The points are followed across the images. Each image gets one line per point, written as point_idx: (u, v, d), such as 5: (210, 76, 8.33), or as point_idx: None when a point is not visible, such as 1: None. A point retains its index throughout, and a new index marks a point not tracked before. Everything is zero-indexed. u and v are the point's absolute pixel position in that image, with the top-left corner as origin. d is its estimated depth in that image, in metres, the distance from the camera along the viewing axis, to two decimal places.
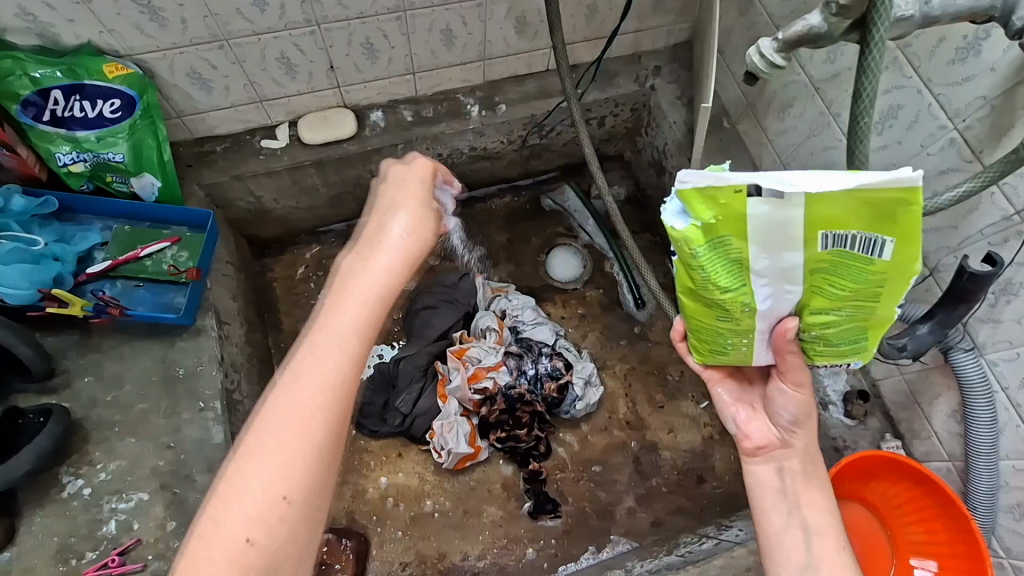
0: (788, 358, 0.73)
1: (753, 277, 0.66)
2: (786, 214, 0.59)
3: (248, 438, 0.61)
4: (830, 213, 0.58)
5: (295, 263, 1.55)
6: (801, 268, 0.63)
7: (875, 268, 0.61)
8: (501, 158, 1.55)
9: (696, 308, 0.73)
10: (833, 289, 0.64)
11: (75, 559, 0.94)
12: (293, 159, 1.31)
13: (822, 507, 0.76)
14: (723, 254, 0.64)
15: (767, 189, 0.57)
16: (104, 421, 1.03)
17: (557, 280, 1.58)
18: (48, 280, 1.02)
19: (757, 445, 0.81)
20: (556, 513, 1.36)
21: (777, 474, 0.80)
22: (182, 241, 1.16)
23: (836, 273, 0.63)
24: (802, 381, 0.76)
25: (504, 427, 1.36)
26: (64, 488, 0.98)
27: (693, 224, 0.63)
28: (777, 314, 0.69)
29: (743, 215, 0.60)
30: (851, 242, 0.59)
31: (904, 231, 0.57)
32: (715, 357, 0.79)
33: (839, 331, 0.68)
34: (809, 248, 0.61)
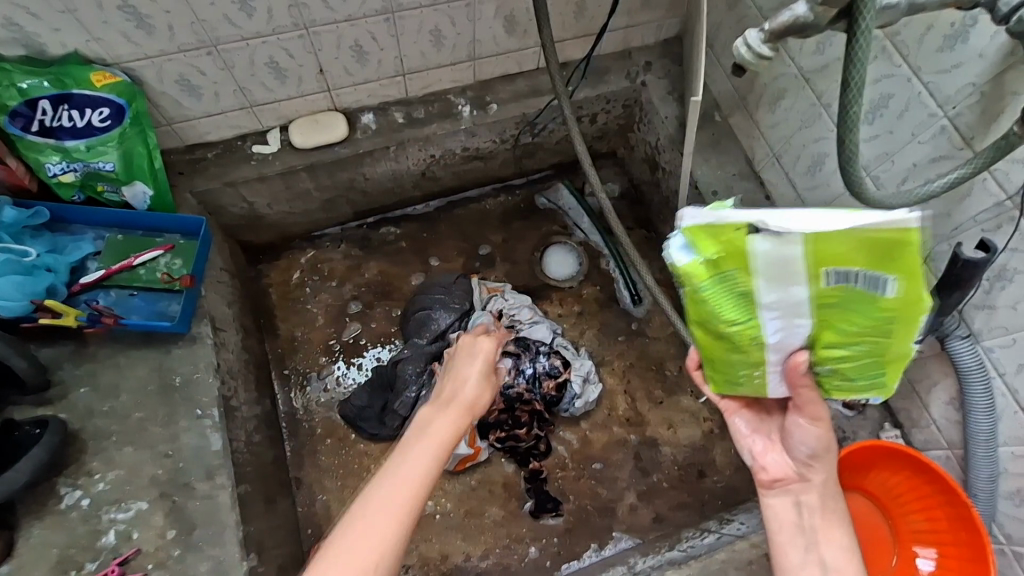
0: (804, 392, 0.72)
1: (761, 311, 0.65)
2: (786, 251, 0.59)
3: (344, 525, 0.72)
4: (833, 252, 0.57)
5: (290, 268, 1.55)
6: (812, 304, 0.63)
7: (884, 307, 0.60)
8: (494, 158, 1.55)
9: (708, 341, 0.73)
10: (845, 324, 0.64)
11: (75, 570, 0.94)
12: (285, 164, 1.30)
13: (840, 542, 0.76)
14: (730, 289, 0.65)
15: (771, 227, 0.58)
16: (101, 431, 1.03)
17: (553, 277, 1.58)
18: (40, 291, 1.01)
19: (772, 478, 0.81)
20: (557, 511, 1.36)
21: (794, 508, 0.79)
22: (176, 249, 1.16)
23: (847, 308, 0.62)
24: (820, 416, 0.75)
25: (503, 426, 1.36)
26: (62, 499, 0.98)
27: (697, 260, 0.64)
28: (788, 348, 0.69)
29: (745, 253, 0.60)
30: (855, 280, 0.59)
31: (906, 269, 0.56)
32: (731, 388, 0.79)
33: (855, 364, 0.67)
34: (815, 285, 0.61)
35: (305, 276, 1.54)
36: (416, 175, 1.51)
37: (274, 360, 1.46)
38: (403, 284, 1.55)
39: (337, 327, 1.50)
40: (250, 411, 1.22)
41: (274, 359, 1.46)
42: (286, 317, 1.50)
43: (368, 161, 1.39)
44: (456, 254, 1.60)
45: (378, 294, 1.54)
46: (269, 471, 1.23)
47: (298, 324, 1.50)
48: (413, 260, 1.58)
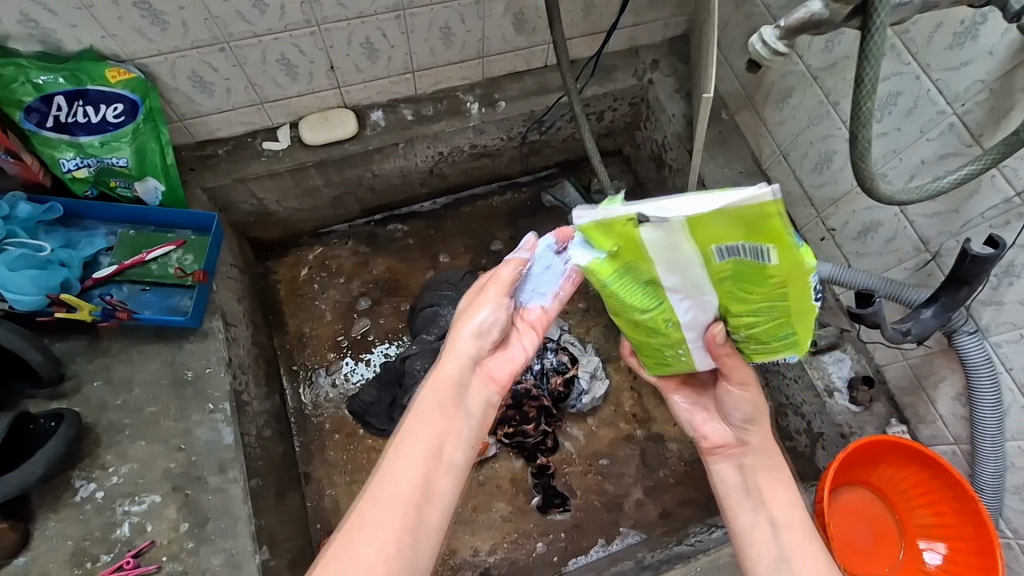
0: (726, 360, 0.75)
1: (665, 295, 0.69)
2: (665, 238, 0.61)
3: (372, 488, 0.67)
4: (707, 233, 0.58)
5: (298, 264, 1.56)
6: (707, 280, 0.65)
7: (771, 274, 0.60)
8: (502, 155, 1.56)
9: (633, 329, 0.79)
10: (742, 295, 0.64)
11: (90, 562, 0.94)
12: (295, 161, 1.31)
13: (785, 499, 0.76)
14: (635, 278, 0.69)
15: (652, 217, 0.60)
16: (115, 425, 1.03)
17: None
18: (55, 285, 1.02)
19: (714, 445, 0.83)
20: (564, 506, 1.37)
21: (738, 471, 0.80)
22: (187, 244, 1.16)
23: (740, 280, 0.63)
24: (747, 380, 0.78)
25: (511, 422, 1.37)
26: (77, 492, 0.98)
27: (596, 257, 0.69)
28: (700, 323, 0.71)
29: (637, 242, 0.63)
30: (742, 253, 0.59)
31: (779, 239, 0.55)
32: (664, 368, 0.84)
33: (765, 330, 0.68)
34: (707, 263, 0.62)
35: (313, 273, 1.55)
36: (424, 172, 1.51)
37: (282, 356, 1.47)
38: (411, 280, 1.56)
39: (345, 323, 1.51)
40: (260, 405, 1.23)
41: (282, 355, 1.47)
42: (295, 313, 1.51)
43: (377, 157, 1.40)
44: (463, 251, 1.61)
45: (386, 290, 1.55)
46: (279, 466, 1.24)
47: (307, 320, 1.51)
48: (420, 256, 1.59)
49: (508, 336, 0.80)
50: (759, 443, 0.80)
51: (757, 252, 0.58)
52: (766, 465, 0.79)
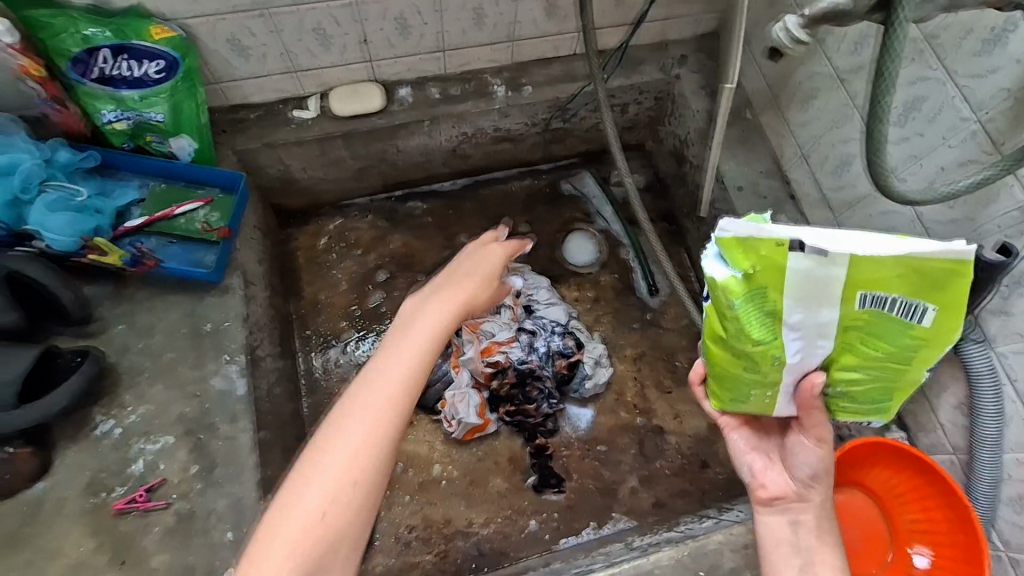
0: (812, 414, 0.78)
1: (786, 330, 0.71)
2: (830, 270, 0.66)
3: (335, 418, 0.73)
4: (875, 276, 0.66)
5: (318, 233, 1.60)
6: (837, 324, 0.71)
7: (913, 332, 0.70)
8: (524, 140, 1.59)
9: (724, 358, 0.77)
10: (867, 348, 0.72)
11: (105, 493, 0.99)
12: (321, 130, 1.35)
13: (833, 565, 0.80)
14: (759, 305, 0.70)
15: (812, 245, 0.64)
16: (136, 367, 1.08)
17: (574, 263, 1.63)
18: (88, 230, 1.05)
19: (772, 495, 0.85)
20: (559, 487, 1.40)
21: (790, 526, 0.84)
22: (214, 202, 1.20)
23: (871, 331, 0.71)
24: (824, 437, 0.81)
25: (514, 401, 1.39)
26: (96, 427, 1.02)
27: (732, 274, 0.68)
28: (802, 369, 0.75)
29: (782, 267, 0.66)
30: (892, 306, 0.68)
31: (943, 300, 0.67)
32: (735, 406, 0.83)
33: (865, 388, 0.76)
34: (848, 307, 0.69)
35: (332, 243, 1.59)
36: (447, 151, 1.55)
37: (297, 321, 1.52)
38: (425, 257, 1.60)
39: (360, 293, 1.55)
40: (273, 363, 1.28)
41: (297, 320, 1.52)
42: (312, 280, 1.56)
43: (402, 133, 1.43)
44: (479, 233, 1.64)
45: (400, 265, 1.58)
46: (287, 423, 1.29)
47: (322, 288, 1.55)
48: (437, 235, 1.63)
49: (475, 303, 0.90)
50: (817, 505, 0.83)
51: (917, 305, 0.67)
52: (817, 524, 0.83)
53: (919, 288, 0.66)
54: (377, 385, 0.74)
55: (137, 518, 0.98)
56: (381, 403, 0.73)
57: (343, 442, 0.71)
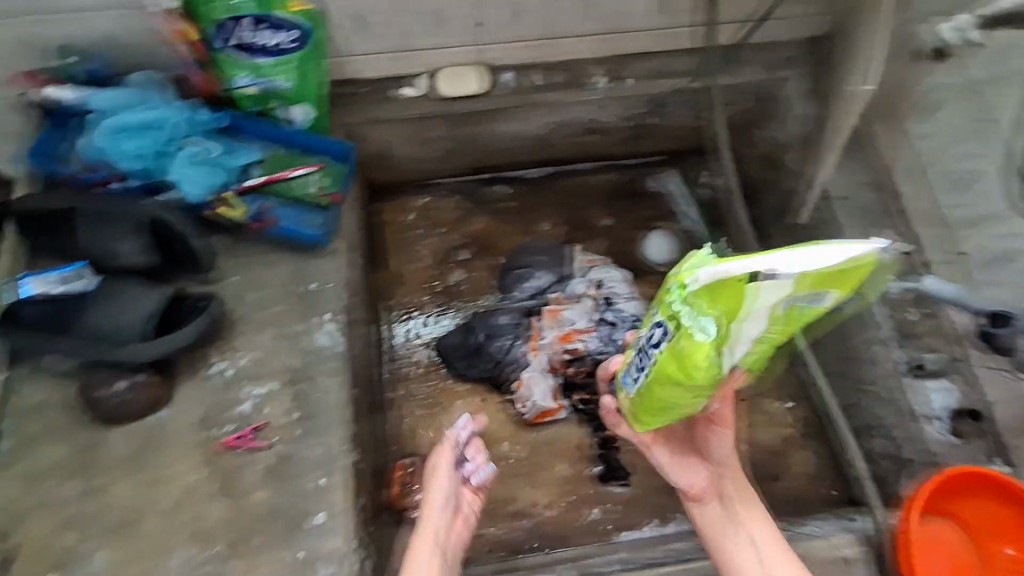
0: (725, 392, 0.83)
1: (738, 351, 0.69)
2: (781, 292, 0.64)
3: (410, 555, 1.01)
4: (818, 281, 0.63)
5: (406, 209, 1.64)
6: (772, 330, 0.69)
7: (813, 316, 0.68)
8: (612, 133, 1.57)
9: (679, 396, 0.75)
10: (790, 335, 0.71)
11: (215, 428, 1.06)
12: (424, 110, 1.39)
13: (762, 524, 0.97)
14: (719, 337, 0.67)
15: (769, 274, 0.62)
16: (246, 317, 1.15)
17: (653, 260, 1.61)
18: (219, 184, 1.15)
19: (698, 492, 1.00)
20: (624, 480, 1.40)
21: (720, 507, 0.99)
22: (325, 169, 1.27)
23: (800, 324, 0.69)
24: (727, 421, 0.94)
25: (588, 389, 1.41)
26: (210, 367, 1.10)
27: (713, 317, 0.67)
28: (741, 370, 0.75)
29: (750, 297, 0.64)
30: (810, 301, 0.66)
31: (852, 287, 0.65)
32: (671, 421, 0.83)
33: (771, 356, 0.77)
34: (776, 312, 0.66)
35: (418, 219, 1.64)
36: (536, 139, 1.54)
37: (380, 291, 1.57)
38: (506, 241, 1.62)
39: (442, 270, 1.59)
40: (363, 327, 1.33)
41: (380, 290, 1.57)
42: (398, 253, 1.61)
43: (498, 118, 1.46)
44: (561, 222, 1.65)
45: (482, 247, 1.62)
46: (370, 386, 1.34)
47: (406, 261, 1.60)
48: (519, 221, 1.65)
49: (473, 457, 1.12)
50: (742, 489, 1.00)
51: (819, 302, 0.66)
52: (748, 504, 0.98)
53: (835, 290, 0.65)
54: (431, 519, 1.03)
55: (242, 455, 1.05)
56: (434, 546, 1.02)
57: (419, 567, 0.99)
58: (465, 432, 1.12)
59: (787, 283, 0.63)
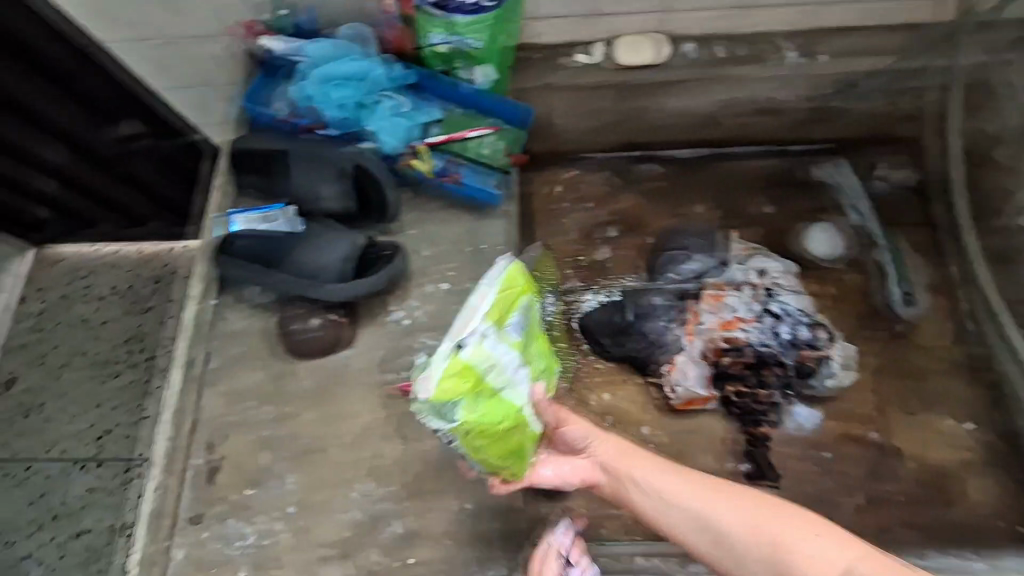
0: (547, 410, 0.94)
1: (514, 399, 0.88)
2: (497, 343, 0.85)
3: None
4: (499, 315, 0.87)
5: (552, 181, 1.59)
6: (524, 364, 0.91)
7: (530, 327, 0.96)
8: (784, 115, 1.48)
9: (507, 454, 0.91)
10: (531, 354, 0.96)
11: (393, 373, 1.10)
12: (598, 78, 1.36)
13: (673, 479, 0.86)
14: (497, 403, 0.87)
15: (482, 330, 0.84)
16: (424, 270, 1.18)
17: (814, 254, 1.49)
18: (409, 137, 1.19)
19: (573, 484, 0.93)
20: (774, 482, 1.32)
21: (590, 464, 0.92)
22: (500, 132, 1.27)
23: (524, 350, 0.93)
24: (558, 412, 0.95)
25: (745, 382, 1.33)
26: (390, 314, 1.14)
27: (461, 400, 0.84)
28: (535, 398, 0.93)
29: (474, 366, 0.82)
30: (519, 322, 0.91)
31: (529, 290, 0.94)
32: (527, 469, 0.95)
33: (535, 354, 0.99)
34: (512, 343, 0.87)
35: (565, 192, 1.58)
36: (704, 117, 1.48)
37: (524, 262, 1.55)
38: (655, 223, 1.54)
39: (587, 245, 1.55)
40: None
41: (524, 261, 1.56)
42: (544, 225, 1.55)
43: (672, 91, 1.41)
44: (716, 206, 1.57)
45: (630, 225, 1.56)
46: None
47: (552, 234, 1.55)
48: (670, 203, 1.56)
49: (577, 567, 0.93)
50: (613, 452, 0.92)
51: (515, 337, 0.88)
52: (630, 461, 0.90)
53: (500, 327, 0.87)
54: None
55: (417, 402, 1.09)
56: None
57: None
58: (560, 538, 0.95)
59: (488, 336, 0.84)
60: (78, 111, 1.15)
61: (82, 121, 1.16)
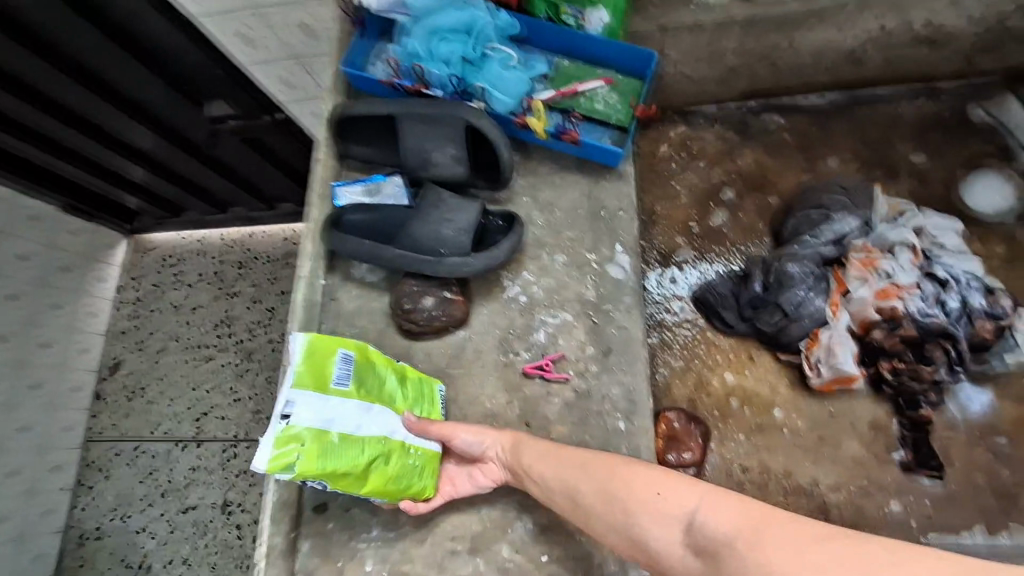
0: (433, 425, 0.91)
1: (355, 436, 0.84)
2: (315, 400, 0.80)
3: None
4: (317, 367, 0.82)
5: (659, 140, 1.45)
6: (357, 398, 0.86)
7: (369, 358, 0.90)
8: (947, 45, 1.29)
9: (385, 485, 0.86)
10: (380, 381, 0.90)
11: (513, 353, 1.01)
12: (727, 14, 1.21)
13: (550, 466, 0.85)
14: (334, 453, 0.81)
15: (286, 409, 0.78)
16: (539, 240, 1.07)
17: (974, 207, 1.29)
18: (524, 94, 1.07)
19: (487, 481, 0.92)
20: (937, 472, 1.15)
21: (472, 476, 0.93)
22: (614, 84, 1.14)
23: (366, 390, 0.88)
24: (445, 429, 0.90)
25: (904, 359, 1.15)
26: (505, 289, 1.04)
27: (296, 468, 0.77)
28: (395, 426, 0.89)
29: (302, 430, 0.78)
30: (342, 369, 0.85)
31: (338, 344, 0.86)
32: (429, 486, 0.91)
33: (409, 389, 0.94)
34: (336, 391, 0.83)
35: (673, 150, 1.44)
36: (843, 54, 1.31)
37: None
38: (782, 180, 1.39)
39: (702, 209, 1.39)
40: None
41: None
42: (651, 189, 1.42)
43: (812, 23, 1.24)
44: (852, 158, 1.37)
45: (750, 184, 1.40)
46: None
47: (660, 198, 1.41)
48: (797, 157, 1.40)
49: None
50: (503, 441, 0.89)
51: (343, 386, 0.85)
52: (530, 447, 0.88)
53: (323, 383, 0.82)
54: None
55: (541, 384, 0.99)
56: None
57: None
58: None
59: (304, 401, 0.79)
60: (164, 90, 1.30)
61: (161, 92, 1.30)
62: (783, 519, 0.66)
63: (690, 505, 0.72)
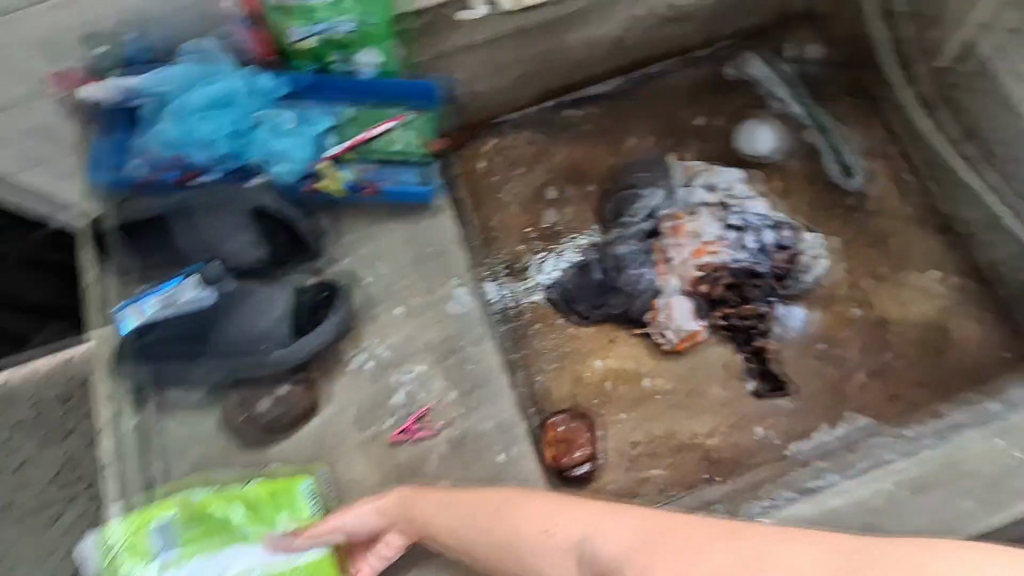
0: (292, 541, 0.86)
1: None
2: None
3: None
4: (133, 552, 0.82)
5: (476, 156, 1.47)
6: (189, 557, 0.84)
7: (191, 507, 0.86)
8: (692, 21, 1.43)
9: None
10: (215, 524, 0.86)
11: (376, 424, 0.97)
12: (494, 30, 1.22)
13: (442, 516, 0.83)
14: None
15: None
16: (372, 299, 1.03)
17: (750, 152, 1.47)
18: (309, 157, 1.04)
19: (396, 552, 0.87)
20: (784, 389, 1.31)
21: (380, 555, 0.87)
22: (407, 121, 1.11)
23: (199, 542, 0.85)
24: (311, 539, 0.85)
25: (729, 303, 1.29)
26: (350, 362, 0.99)
27: None
28: (253, 559, 0.85)
29: None
30: (158, 539, 0.83)
31: (140, 519, 0.83)
32: None
33: (261, 509, 0.88)
34: (160, 564, 0.83)
35: (491, 164, 1.47)
36: (611, 42, 1.39)
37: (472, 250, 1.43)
38: (595, 167, 1.47)
39: (533, 214, 1.44)
40: None
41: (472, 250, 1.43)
42: (480, 207, 1.45)
43: (574, 23, 1.29)
44: (647, 134, 1.49)
45: (569, 178, 1.47)
46: None
47: (492, 212, 1.44)
48: (602, 143, 1.49)
49: None
50: (387, 504, 0.86)
51: (166, 556, 0.83)
52: (421, 499, 0.86)
53: (149, 563, 0.83)
54: None
55: (412, 447, 0.96)
56: None
57: None
58: None
59: None
60: None
61: None
62: (671, 530, 0.68)
63: (579, 531, 0.73)
